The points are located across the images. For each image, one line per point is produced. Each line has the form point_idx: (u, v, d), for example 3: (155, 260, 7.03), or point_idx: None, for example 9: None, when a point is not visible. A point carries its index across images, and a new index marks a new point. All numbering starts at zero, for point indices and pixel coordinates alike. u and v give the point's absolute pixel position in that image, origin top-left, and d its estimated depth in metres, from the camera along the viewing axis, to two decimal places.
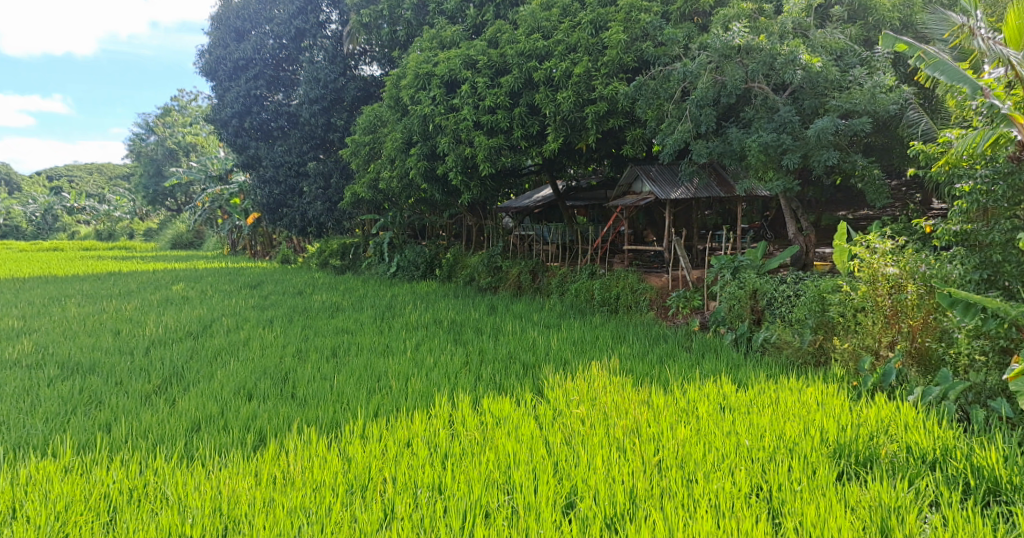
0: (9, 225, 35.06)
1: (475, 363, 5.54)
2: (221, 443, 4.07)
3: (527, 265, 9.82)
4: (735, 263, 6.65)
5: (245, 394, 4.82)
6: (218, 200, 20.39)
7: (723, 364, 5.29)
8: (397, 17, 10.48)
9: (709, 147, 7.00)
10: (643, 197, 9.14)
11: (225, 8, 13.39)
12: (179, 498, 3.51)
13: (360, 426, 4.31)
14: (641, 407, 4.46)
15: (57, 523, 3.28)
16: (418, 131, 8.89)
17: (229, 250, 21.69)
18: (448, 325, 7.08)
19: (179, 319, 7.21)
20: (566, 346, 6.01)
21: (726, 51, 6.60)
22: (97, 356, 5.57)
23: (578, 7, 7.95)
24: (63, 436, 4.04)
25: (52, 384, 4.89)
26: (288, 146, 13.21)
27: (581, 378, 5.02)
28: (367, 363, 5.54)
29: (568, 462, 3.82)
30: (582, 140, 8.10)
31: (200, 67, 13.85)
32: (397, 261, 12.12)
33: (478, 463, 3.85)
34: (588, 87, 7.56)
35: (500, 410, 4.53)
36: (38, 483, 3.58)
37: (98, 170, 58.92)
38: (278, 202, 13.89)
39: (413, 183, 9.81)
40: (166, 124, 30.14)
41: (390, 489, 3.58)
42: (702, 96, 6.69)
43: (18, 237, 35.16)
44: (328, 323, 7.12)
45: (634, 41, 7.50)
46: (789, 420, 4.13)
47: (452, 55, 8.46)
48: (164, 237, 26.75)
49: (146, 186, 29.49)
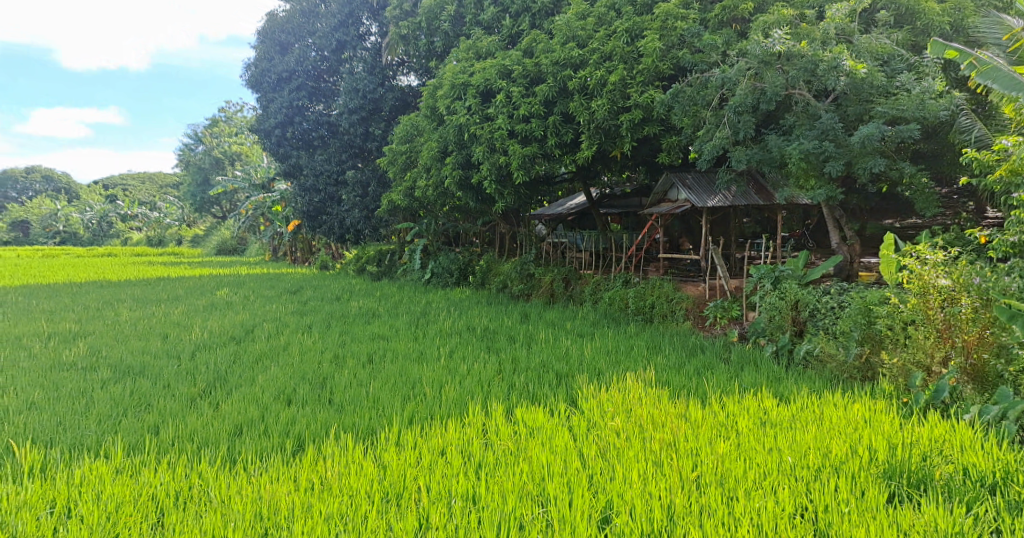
0: (68, 231, 36.64)
1: (508, 371, 5.52)
2: (262, 448, 4.12)
3: (560, 273, 9.78)
4: (775, 273, 6.40)
5: (285, 399, 4.86)
6: (261, 208, 20.83)
7: (763, 378, 5.18)
8: (435, 28, 10.57)
9: (748, 155, 6.84)
10: (678, 205, 9.06)
11: (269, 21, 13.65)
12: (223, 501, 3.56)
13: (396, 433, 4.32)
14: (678, 421, 4.38)
15: (108, 523, 3.36)
16: (453, 141, 8.96)
17: (270, 257, 22.10)
18: (481, 333, 7.07)
19: (223, 323, 7.33)
20: (600, 356, 5.95)
21: (766, 58, 6.44)
22: (146, 359, 5.67)
23: (614, 15, 7.91)
24: (114, 437, 4.12)
25: (104, 386, 5.00)
26: (327, 155, 13.38)
27: (615, 388, 4.96)
28: (402, 369, 5.56)
29: (602, 475, 3.78)
30: (617, 148, 8.04)
31: (246, 80, 14.11)
32: (431, 268, 12.16)
33: (511, 474, 3.83)
34: (623, 95, 7.49)
35: (534, 420, 4.49)
36: (91, 482, 3.65)
37: (150, 178, 60.87)
38: (317, 209, 14.01)
39: (448, 192, 9.85)
40: (212, 134, 30.95)
41: (425, 498, 3.59)
42: (740, 102, 6.58)
43: (77, 243, 36.71)
44: (364, 329, 7.19)
45: (671, 49, 7.43)
46: (833, 436, 4.03)
47: (488, 65, 8.51)
48: (209, 243, 27.35)
49: (194, 194, 30.25)
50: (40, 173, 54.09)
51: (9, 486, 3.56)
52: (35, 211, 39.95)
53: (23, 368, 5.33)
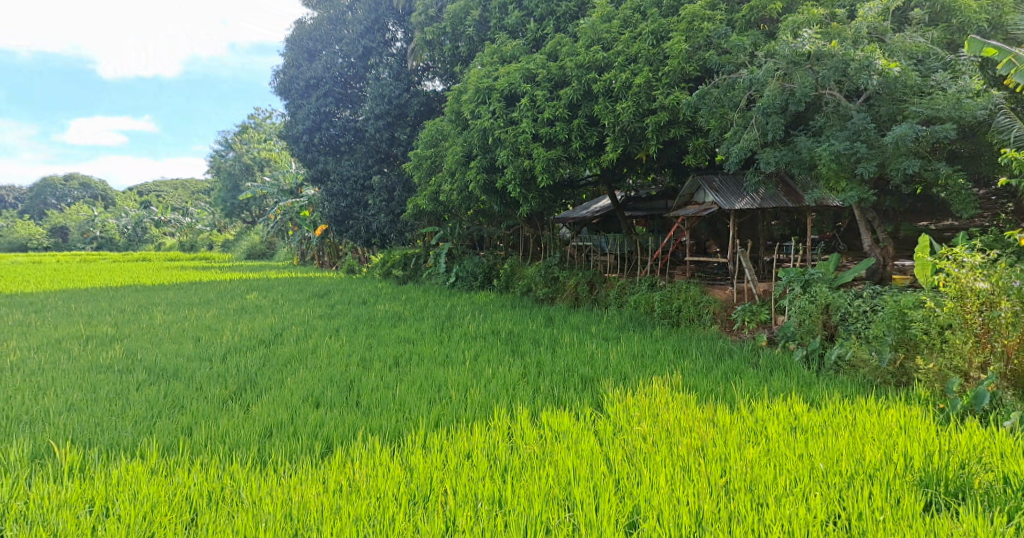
0: (105, 237, 37.55)
1: (533, 375, 5.51)
2: (292, 450, 4.16)
3: (585, 276, 9.74)
4: (805, 276, 6.25)
5: (313, 402, 4.91)
6: (289, 213, 21.11)
7: (793, 383, 5.11)
8: (459, 33, 10.62)
9: (776, 156, 6.76)
10: (705, 207, 8.98)
11: (298, 29, 13.85)
12: (254, 501, 3.61)
13: (422, 436, 4.33)
14: (706, 426, 4.34)
15: (144, 522, 3.43)
16: (478, 145, 9.00)
17: (298, 261, 22.38)
18: (506, 336, 7.07)
19: (253, 326, 7.45)
20: (626, 360, 5.91)
21: (795, 58, 6.37)
22: (180, 362, 5.78)
23: (639, 18, 7.88)
24: (149, 438, 4.20)
25: (140, 388, 5.10)
26: (354, 160, 13.50)
27: (641, 393, 4.92)
28: (427, 373, 5.58)
29: (629, 480, 3.76)
30: (642, 150, 8.01)
31: (275, 87, 14.34)
32: (456, 272, 12.21)
33: (537, 478, 3.82)
34: (648, 97, 7.46)
35: (559, 424, 4.48)
36: (128, 482, 3.72)
37: (182, 185, 62.06)
38: (344, 214, 14.15)
39: (473, 196, 9.88)
40: (242, 140, 31.48)
41: (452, 502, 3.60)
42: (768, 104, 6.51)
43: (112, 248, 37.61)
44: (391, 332, 7.23)
45: (697, 51, 7.36)
46: (866, 443, 3.96)
47: (512, 69, 8.54)
48: (239, 248, 27.76)
49: (225, 200, 30.78)
50: (78, 180, 55.43)
51: (49, 485, 3.65)
52: (73, 218, 40.98)
53: (62, 369, 5.47)
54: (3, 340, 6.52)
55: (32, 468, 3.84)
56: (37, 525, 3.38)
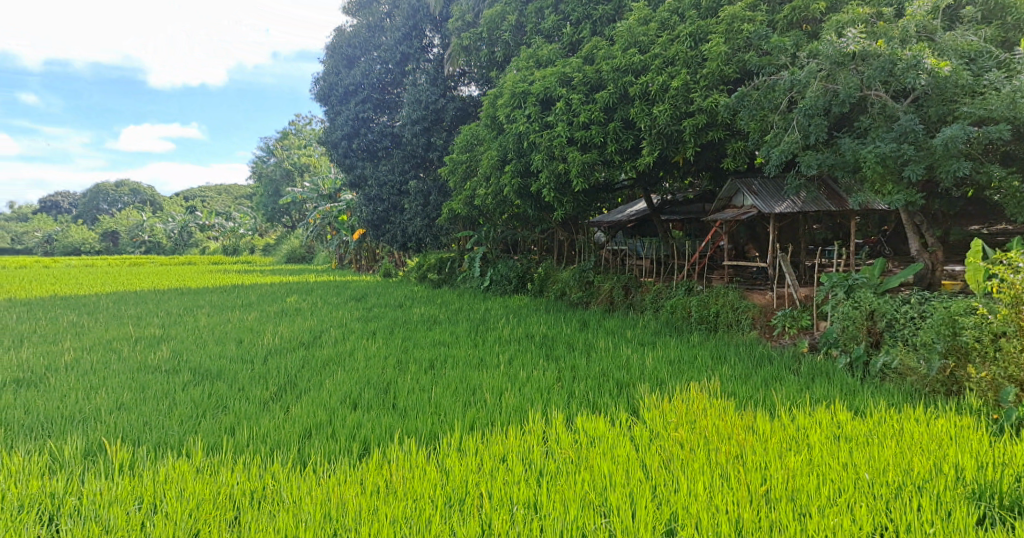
0: (153, 241, 38.72)
1: (568, 379, 5.49)
2: (330, 451, 4.22)
3: (620, 280, 9.67)
4: (848, 281, 6.10)
5: (351, 403, 4.97)
6: (328, 217, 21.46)
7: (836, 390, 5.00)
8: (496, 38, 10.67)
9: (818, 159, 6.63)
10: (744, 212, 8.86)
11: (338, 36, 14.08)
12: (294, 500, 3.67)
13: (458, 438, 4.35)
14: (746, 432, 4.28)
15: (190, 519, 3.52)
16: (513, 149, 9.02)
17: (337, 264, 22.72)
18: (540, 340, 7.06)
19: (293, 329, 7.58)
20: (663, 365, 5.85)
21: (838, 59, 6.25)
22: (223, 363, 5.90)
23: (677, 20, 7.81)
24: (195, 437, 4.30)
25: (185, 388, 5.22)
26: (391, 165, 13.66)
27: (678, 398, 4.86)
28: (462, 376, 5.60)
29: (667, 487, 3.74)
30: (679, 154, 7.93)
31: (315, 93, 14.60)
32: (490, 276, 12.25)
33: (573, 483, 3.82)
34: (686, 100, 7.40)
35: (594, 429, 4.45)
36: (174, 480, 3.81)
37: (225, 189, 63.58)
38: (381, 218, 14.30)
39: (508, 200, 9.91)
40: (283, 146, 32.14)
41: (488, 505, 3.62)
42: (810, 105, 6.39)
43: (159, 252, 38.75)
44: (426, 335, 7.28)
45: (737, 52, 7.27)
46: (913, 453, 3.88)
47: (548, 73, 8.54)
48: (280, 252, 28.32)
49: (266, 205, 31.46)
50: (128, 186, 57.15)
51: (100, 482, 3.75)
52: (123, 222, 42.30)
53: (112, 369, 5.65)
54: (58, 339, 6.77)
55: (85, 465, 3.96)
56: (89, 520, 3.49)
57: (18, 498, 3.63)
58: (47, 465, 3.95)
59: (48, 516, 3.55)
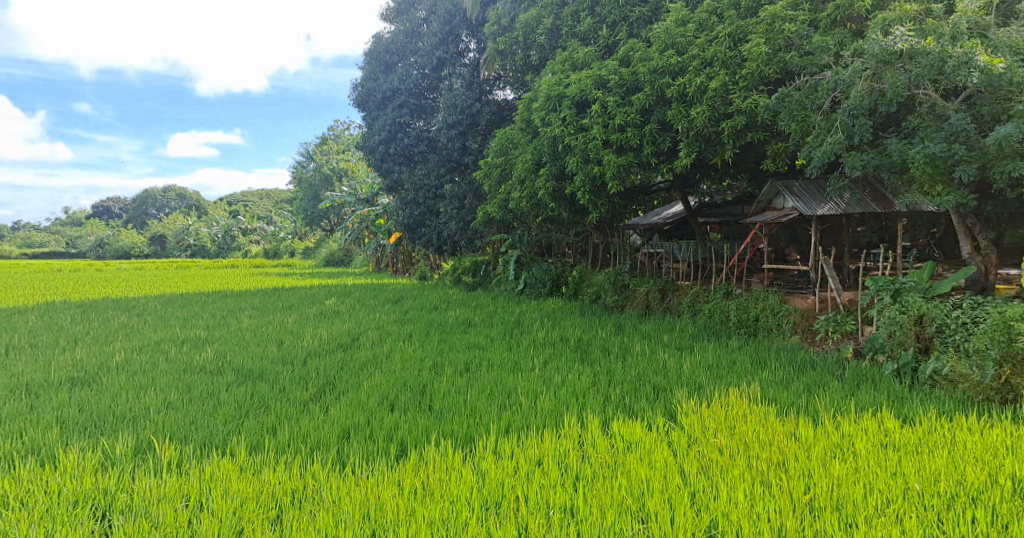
0: (198, 245, 39.71)
1: (604, 384, 5.44)
2: (368, 452, 4.25)
3: (656, 284, 9.57)
4: (896, 284, 5.87)
5: (388, 405, 5.02)
6: (365, 221, 21.73)
7: (882, 397, 4.88)
8: (532, 42, 10.69)
9: (863, 160, 6.45)
10: (785, 214, 8.69)
11: (376, 42, 14.28)
12: (334, 500, 3.72)
13: (493, 441, 4.35)
14: (788, 439, 4.20)
15: (234, 517, 3.59)
16: (548, 152, 9.01)
17: (375, 268, 22.95)
18: (575, 344, 7.04)
19: (332, 331, 7.69)
20: (701, 370, 5.78)
21: (885, 57, 6.09)
22: (264, 364, 6.02)
23: (715, 21, 7.72)
24: (238, 436, 4.39)
25: (229, 388, 5.33)
26: (427, 169, 13.77)
27: (717, 404, 4.79)
28: (497, 378, 5.61)
29: (706, 494, 3.70)
30: (718, 156, 7.83)
31: (353, 99, 14.82)
32: (525, 279, 12.24)
33: (611, 487, 3.79)
34: (724, 101, 7.32)
35: (630, 433, 4.41)
36: (219, 479, 3.89)
37: (266, 194, 64.91)
38: (417, 222, 14.41)
39: (543, 204, 9.89)
40: (323, 151, 32.78)
41: (524, 509, 3.62)
42: (855, 105, 6.24)
43: (203, 256, 39.72)
44: (461, 338, 7.31)
45: (778, 52, 7.16)
46: (965, 465, 3.80)
47: (584, 76, 8.52)
48: (319, 255, 28.73)
49: (306, 209, 31.97)
50: (175, 191, 58.73)
51: (150, 479, 3.85)
52: (170, 227, 43.50)
53: (160, 369, 5.80)
54: (109, 340, 6.99)
55: (136, 462, 4.07)
56: (139, 516, 3.58)
57: (73, 494, 3.75)
58: (100, 462, 4.07)
59: (101, 511, 3.66)
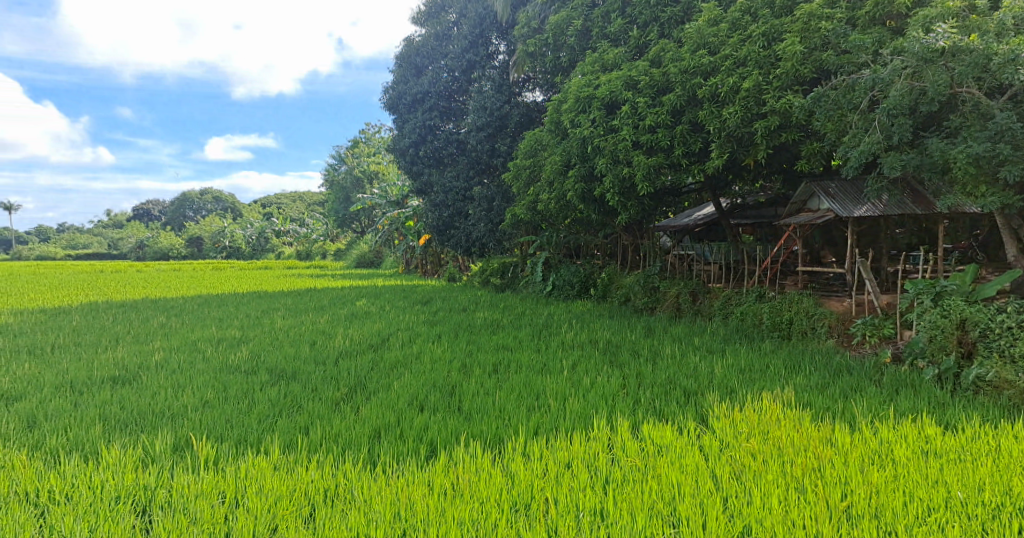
0: (233, 246, 40.43)
1: (633, 386, 5.40)
2: (399, 452, 4.28)
3: (687, 286, 9.47)
4: (937, 287, 5.72)
5: (418, 405, 5.04)
6: (395, 223, 21.90)
7: (922, 404, 4.76)
8: (561, 44, 10.67)
9: (903, 160, 6.30)
10: (820, 216, 8.53)
11: (406, 46, 14.40)
12: (365, 499, 3.75)
13: (522, 443, 4.34)
14: (824, 445, 4.13)
15: (269, 514, 3.65)
16: (577, 154, 8.98)
17: (404, 269, 23.10)
18: (604, 346, 6.99)
19: (362, 332, 7.76)
20: (733, 373, 5.69)
21: (926, 55, 5.95)
22: (297, 364, 6.10)
23: (749, 20, 7.61)
24: (273, 435, 4.45)
25: (263, 388, 5.42)
26: (456, 171, 13.84)
27: (750, 407, 4.72)
28: (526, 380, 5.60)
29: (739, 499, 3.66)
30: (751, 157, 7.72)
31: (384, 102, 14.96)
32: (553, 281, 12.20)
33: (641, 491, 3.77)
34: (758, 101, 7.22)
35: (661, 437, 4.36)
36: (254, 476, 3.95)
37: (300, 197, 65.82)
38: (446, 224, 14.47)
39: (571, 205, 9.86)
40: (354, 154, 33.23)
41: (554, 511, 3.61)
42: (894, 105, 6.10)
43: (238, 257, 40.42)
44: (490, 339, 7.33)
45: (813, 51, 7.04)
46: (1011, 474, 3.71)
47: (614, 77, 8.47)
48: (350, 257, 29.00)
49: (337, 211, 32.31)
50: (212, 194, 59.89)
51: (188, 475, 3.93)
52: (206, 229, 44.39)
53: (197, 369, 5.92)
54: (149, 339, 7.16)
55: (174, 459, 4.15)
56: (177, 512, 3.66)
57: (116, 489, 3.83)
58: (140, 458, 4.16)
59: (142, 506, 3.74)
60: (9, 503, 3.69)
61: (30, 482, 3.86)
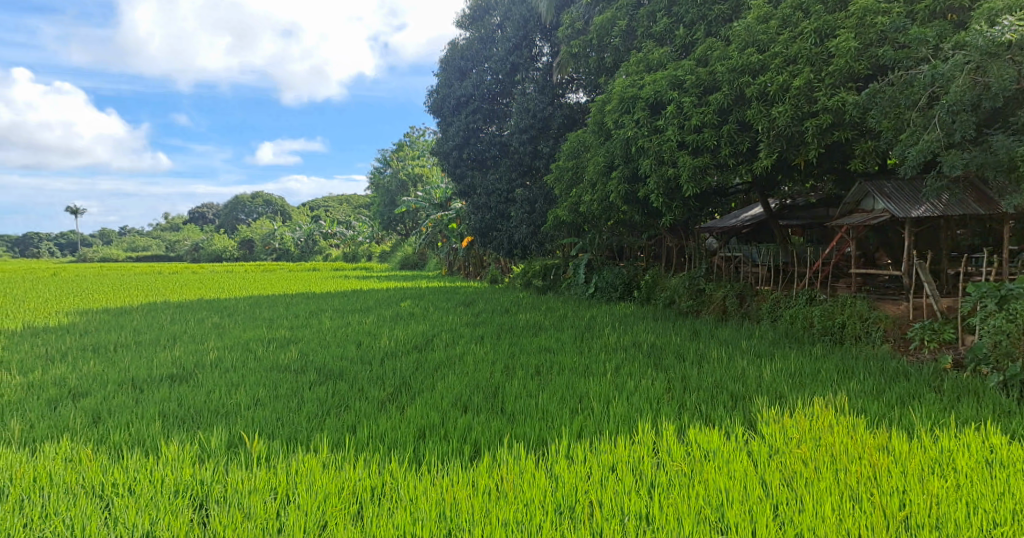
0: (282, 249, 41.36)
1: (678, 390, 5.32)
2: (443, 452, 4.30)
3: (734, 289, 9.29)
4: (1002, 291, 5.49)
5: (461, 406, 5.06)
6: (439, 225, 22.12)
7: (986, 412, 4.57)
8: (605, 45, 10.60)
9: (964, 158, 6.06)
10: (875, 216, 8.28)
11: (451, 49, 14.51)
12: (410, 499, 3.78)
13: (566, 445, 4.31)
14: (880, 452, 4.00)
15: (319, 511, 3.71)
16: (620, 155, 8.91)
17: (447, 271, 23.23)
18: (648, 349, 6.92)
19: (407, 332, 7.85)
20: (782, 378, 5.55)
21: (991, 49, 5.71)
22: (344, 364, 6.21)
23: (801, 16, 7.41)
24: (320, 433, 4.53)
25: (312, 386, 5.53)
26: (499, 174, 13.89)
27: (801, 413, 4.60)
28: (569, 383, 5.57)
29: (790, 507, 3.57)
30: (800, 156, 7.54)
31: (428, 105, 15.12)
32: (596, 283, 12.13)
33: (688, 497, 3.71)
34: (809, 100, 7.04)
35: (707, 441, 4.28)
36: (304, 474, 4.02)
37: (347, 200, 66.94)
38: (489, 226, 14.52)
39: (614, 207, 9.69)
40: (399, 157, 33.67)
41: (599, 514, 3.58)
42: (954, 101, 5.89)
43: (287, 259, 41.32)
44: (532, 341, 7.34)
45: (869, 47, 6.83)
46: None
47: (659, 76, 8.38)
48: (395, 259, 29.30)
49: (382, 213, 32.72)
50: (263, 197, 61.39)
51: (241, 472, 4.02)
52: (257, 231, 45.52)
53: (249, 367, 6.07)
54: (204, 338, 7.39)
55: (228, 455, 4.26)
56: (232, 506, 3.75)
57: (174, 483, 3.95)
58: (197, 454, 4.28)
59: (199, 500, 3.84)
60: (76, 494, 3.84)
61: (95, 475, 4.00)
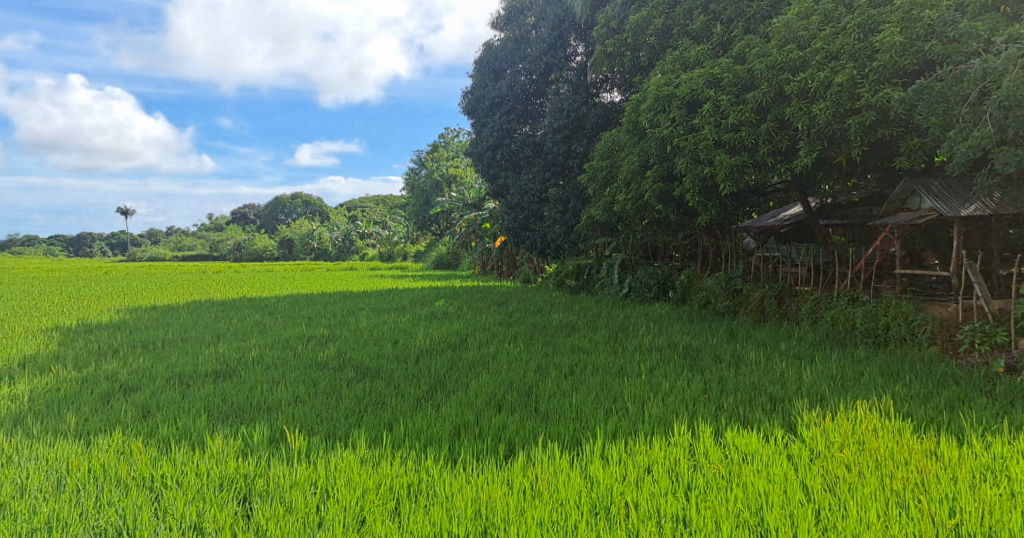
0: (320, 249, 41.96)
1: (715, 392, 5.24)
2: (478, 451, 4.30)
3: (772, 289, 9.11)
4: None
5: (495, 405, 5.06)
6: (473, 226, 22.18)
7: None
8: (641, 44, 10.49)
9: (1018, 155, 5.83)
10: (921, 215, 8.04)
11: (486, 51, 14.57)
12: (446, 496, 3.79)
13: (600, 446, 4.27)
14: (927, 458, 3.88)
15: (356, 507, 3.74)
16: (655, 153, 8.83)
17: (481, 271, 23.25)
18: (683, 350, 6.83)
19: (441, 331, 7.89)
20: (823, 381, 5.42)
21: None
22: (380, 362, 6.26)
23: (843, 11, 7.23)
24: (357, 430, 4.57)
25: (349, 384, 5.59)
26: (533, 174, 13.89)
27: (843, 416, 4.48)
28: (603, 383, 5.53)
29: (833, 512, 3.48)
30: (842, 154, 7.37)
31: (462, 106, 15.21)
32: (630, 283, 12.04)
33: (726, 499, 3.65)
34: (852, 97, 6.88)
35: (745, 443, 4.20)
36: (341, 470, 4.06)
37: (382, 201, 67.57)
38: (522, 226, 14.51)
39: (648, 207, 9.63)
40: (434, 158, 33.85)
41: (635, 516, 3.55)
42: (1006, 96, 5.70)
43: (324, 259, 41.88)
44: (565, 340, 7.32)
45: (915, 41, 6.63)
46: None
47: (695, 75, 8.27)
48: (429, 259, 29.44)
49: (417, 214, 32.89)
50: (305, 198, 61.46)
51: (282, 467, 4.08)
52: (295, 231, 46.25)
53: (288, 365, 6.16)
54: (245, 336, 7.55)
55: (269, 450, 4.33)
56: (274, 500, 3.81)
57: (219, 477, 4.03)
58: (240, 449, 4.36)
59: (243, 494, 3.91)
60: (127, 486, 3.94)
61: (144, 467, 4.10)
